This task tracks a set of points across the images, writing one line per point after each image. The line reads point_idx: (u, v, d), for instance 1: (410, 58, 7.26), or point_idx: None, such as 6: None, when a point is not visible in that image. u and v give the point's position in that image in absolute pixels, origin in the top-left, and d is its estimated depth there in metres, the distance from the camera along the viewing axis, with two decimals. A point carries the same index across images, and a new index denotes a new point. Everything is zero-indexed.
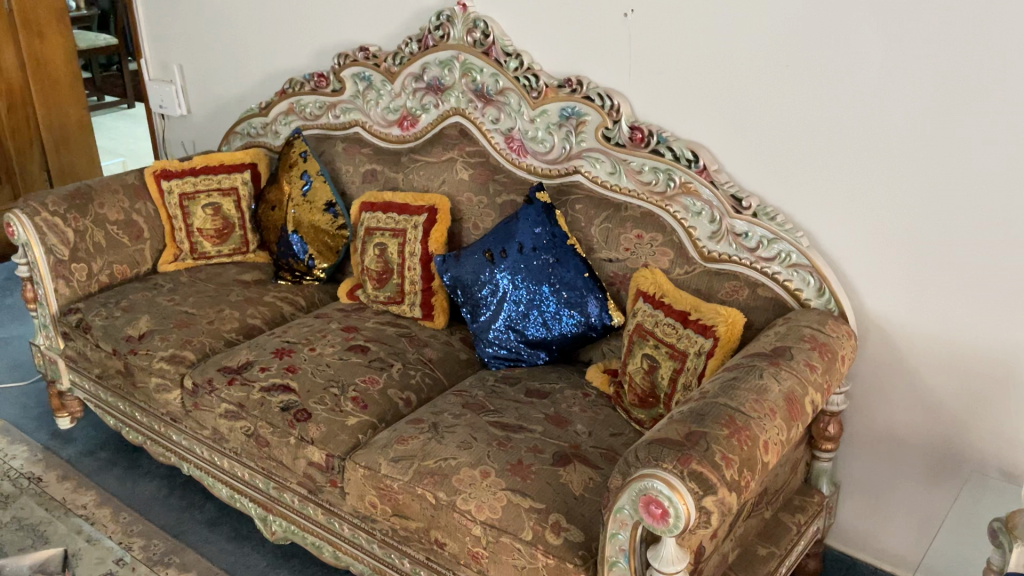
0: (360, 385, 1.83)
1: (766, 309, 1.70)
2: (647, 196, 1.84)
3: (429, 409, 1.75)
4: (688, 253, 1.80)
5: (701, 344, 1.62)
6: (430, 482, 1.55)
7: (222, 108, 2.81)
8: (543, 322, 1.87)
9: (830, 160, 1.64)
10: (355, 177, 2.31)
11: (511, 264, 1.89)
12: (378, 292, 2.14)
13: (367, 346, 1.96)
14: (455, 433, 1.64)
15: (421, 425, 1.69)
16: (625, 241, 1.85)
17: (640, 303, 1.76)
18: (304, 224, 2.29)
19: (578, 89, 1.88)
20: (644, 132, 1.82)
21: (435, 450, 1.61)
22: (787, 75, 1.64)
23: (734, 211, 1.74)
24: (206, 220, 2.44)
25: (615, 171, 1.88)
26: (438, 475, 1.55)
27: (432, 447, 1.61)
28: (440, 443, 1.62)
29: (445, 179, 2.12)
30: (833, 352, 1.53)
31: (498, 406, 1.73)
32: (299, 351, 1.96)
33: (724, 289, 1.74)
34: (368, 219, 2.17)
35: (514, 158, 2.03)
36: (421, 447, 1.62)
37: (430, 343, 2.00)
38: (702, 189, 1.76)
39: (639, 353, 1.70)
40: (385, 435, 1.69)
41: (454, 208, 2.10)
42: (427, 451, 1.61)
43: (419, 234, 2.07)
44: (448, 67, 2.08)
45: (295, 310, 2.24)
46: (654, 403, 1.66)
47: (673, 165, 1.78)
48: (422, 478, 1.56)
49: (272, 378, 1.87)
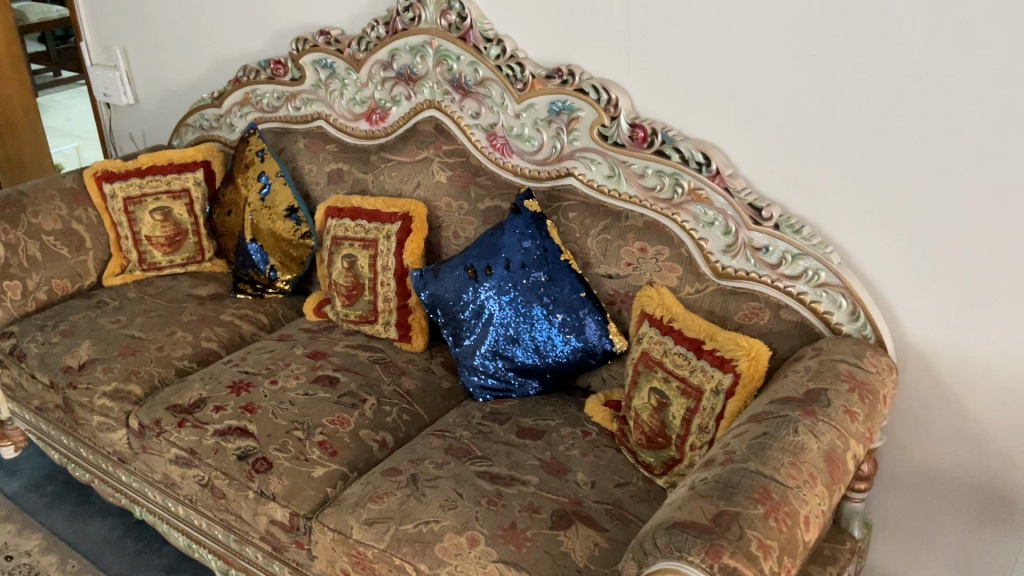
0: (327, 428, 1.60)
1: (791, 335, 1.48)
2: (650, 204, 1.61)
3: (408, 456, 1.53)
4: (699, 269, 1.57)
5: (720, 380, 1.42)
6: (408, 553, 1.32)
7: (174, 97, 2.54)
8: (535, 347, 1.65)
9: (867, 166, 1.41)
10: (320, 178, 2.06)
11: (498, 282, 1.66)
12: (347, 310, 1.91)
13: (336, 376, 1.73)
14: (437, 489, 1.42)
15: (398, 477, 1.47)
16: (626, 254, 1.62)
17: (645, 327, 1.56)
18: (264, 232, 2.05)
19: (570, 80, 1.64)
20: (646, 131, 1.58)
21: (414, 511, 1.38)
22: (815, 66, 1.40)
23: (754, 223, 1.51)
24: (155, 227, 2.19)
25: (614, 175, 1.64)
26: (419, 543, 1.33)
27: (412, 507, 1.39)
28: (421, 502, 1.40)
29: (420, 181, 1.88)
30: (874, 393, 1.31)
31: (486, 450, 1.52)
32: (259, 385, 1.72)
33: (741, 310, 1.52)
34: (336, 227, 1.94)
35: (498, 158, 1.79)
36: (400, 507, 1.40)
37: (407, 370, 1.78)
38: (714, 196, 1.53)
39: (647, 388, 1.51)
40: (357, 490, 1.47)
41: (431, 215, 1.87)
42: (407, 512, 1.38)
43: (392, 246, 1.84)
44: (419, 54, 1.83)
45: (257, 330, 2.01)
46: (664, 444, 1.46)
47: (681, 168, 1.55)
48: (401, 547, 1.33)
49: (227, 420, 1.64)
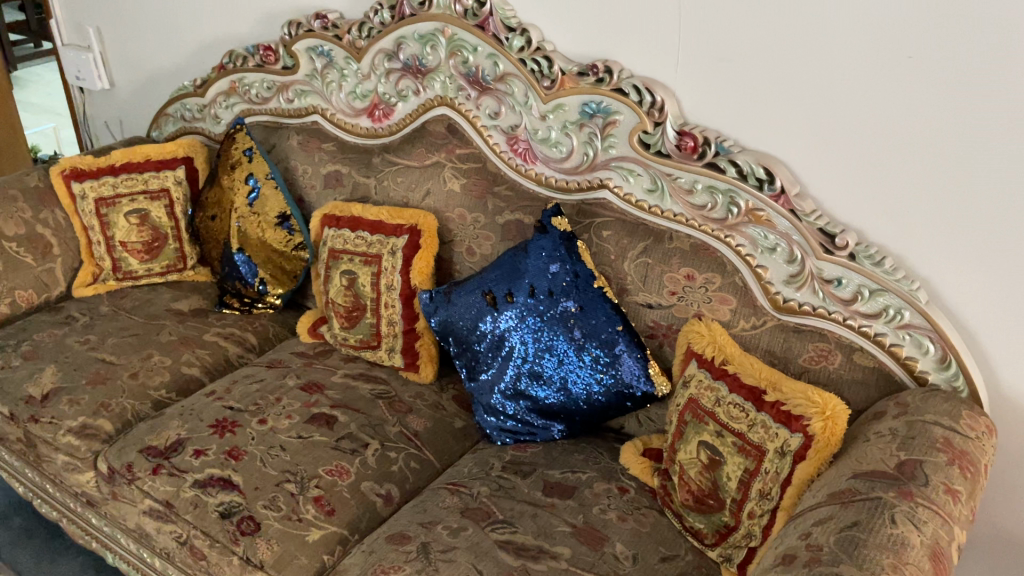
0: (323, 480, 1.39)
1: (865, 384, 1.27)
2: (699, 223, 1.39)
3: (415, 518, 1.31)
4: (755, 301, 1.36)
5: (786, 440, 1.20)
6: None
7: (153, 82, 2.30)
8: (562, 386, 1.44)
9: (965, 193, 1.18)
10: (316, 181, 1.83)
11: (521, 312, 1.44)
12: (346, 334, 1.69)
13: (334, 415, 1.52)
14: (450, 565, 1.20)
15: (406, 546, 1.25)
16: (670, 282, 1.40)
17: (693, 368, 1.35)
18: (252, 241, 1.82)
19: (606, 78, 1.41)
20: (696, 140, 1.35)
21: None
22: (908, 71, 1.16)
23: (826, 251, 1.29)
24: (131, 231, 1.96)
25: (656, 189, 1.42)
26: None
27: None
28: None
29: (430, 189, 1.65)
30: (975, 465, 1.10)
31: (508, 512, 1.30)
32: (245, 424, 1.51)
33: (806, 352, 1.31)
34: (333, 238, 1.72)
35: (519, 164, 1.57)
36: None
37: (415, 407, 1.56)
38: (776, 219, 1.31)
39: (696, 441, 1.30)
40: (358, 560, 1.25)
41: (442, 228, 1.64)
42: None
43: (398, 262, 1.62)
44: (430, 43, 1.59)
45: (245, 352, 1.79)
46: (717, 507, 1.25)
47: (737, 185, 1.32)
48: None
49: (208, 468, 1.43)
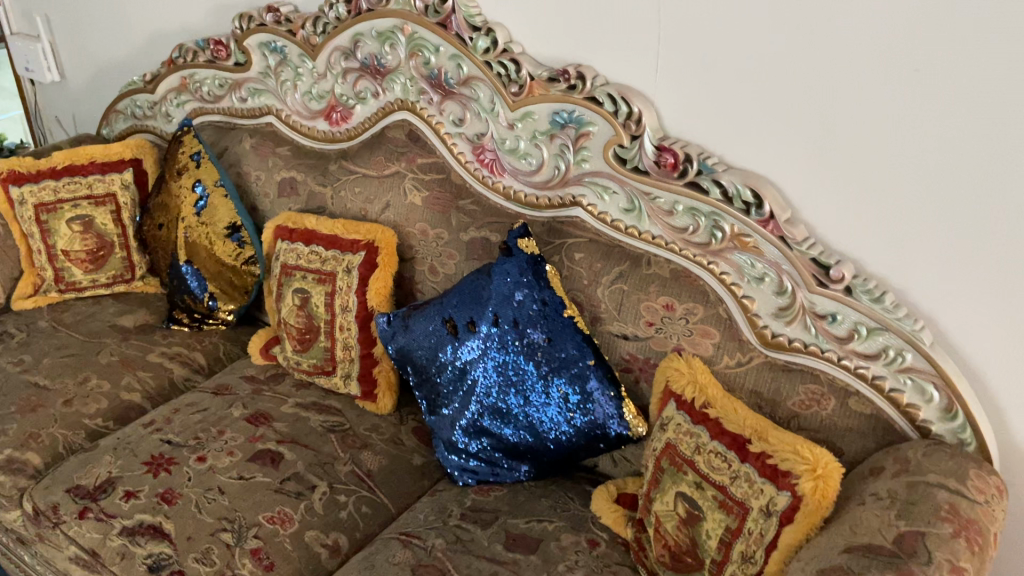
0: (263, 529, 1.26)
1: (861, 433, 1.14)
2: (679, 247, 1.25)
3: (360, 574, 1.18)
4: (741, 336, 1.22)
5: (772, 498, 1.07)
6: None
7: (105, 75, 2.16)
8: (528, 425, 1.31)
9: (977, 223, 1.04)
10: (269, 188, 1.69)
11: (484, 343, 1.30)
12: (299, 358, 1.56)
13: (279, 453, 1.39)
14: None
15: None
16: (647, 312, 1.26)
17: (671, 409, 1.22)
18: (200, 254, 1.69)
19: (578, 85, 1.27)
20: (677, 157, 1.21)
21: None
22: (914, 85, 1.02)
23: (819, 283, 1.15)
24: (73, 239, 1.82)
25: (633, 209, 1.28)
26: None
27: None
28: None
29: (389, 201, 1.51)
30: (984, 536, 0.96)
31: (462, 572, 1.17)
32: (182, 462, 1.38)
33: (796, 395, 1.17)
34: (286, 252, 1.58)
35: (485, 176, 1.43)
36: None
37: (370, 441, 1.43)
38: (764, 246, 1.17)
39: (673, 492, 1.18)
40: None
41: (402, 244, 1.51)
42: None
43: (353, 282, 1.48)
44: (389, 42, 1.45)
45: (192, 374, 1.67)
46: (696, 566, 1.13)
47: (721, 208, 1.19)
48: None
49: (138, 514, 1.30)
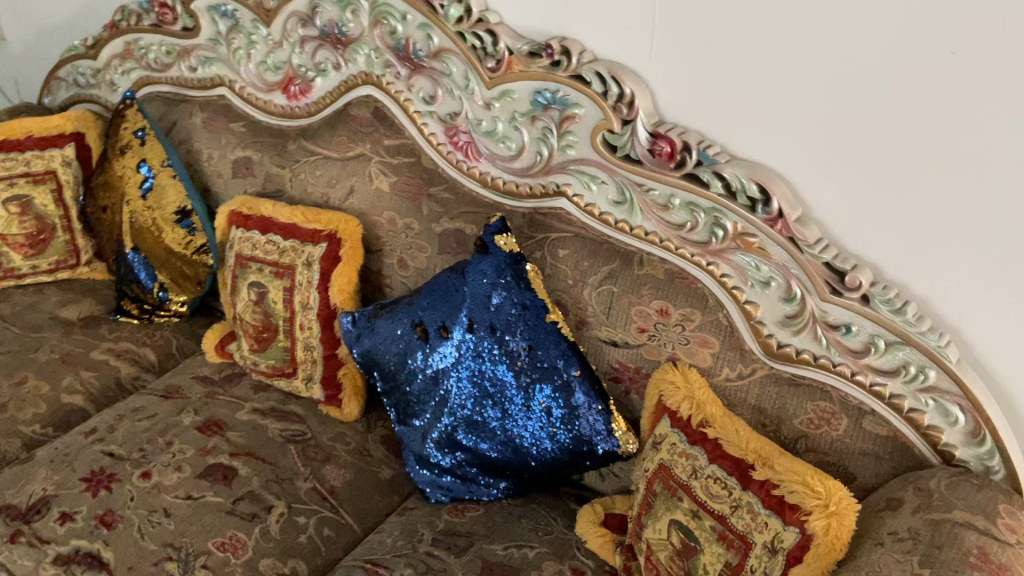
0: (213, 558, 1.14)
1: (877, 458, 1.03)
2: (675, 245, 1.12)
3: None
4: (743, 345, 1.10)
5: (778, 533, 0.96)
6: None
7: (45, 38, 1.98)
8: (507, 440, 1.19)
9: (1013, 231, 0.91)
10: (223, 168, 1.54)
11: (457, 349, 1.18)
12: (256, 358, 1.43)
13: (233, 468, 1.27)
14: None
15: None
16: (639, 317, 1.14)
17: (664, 425, 1.11)
18: (147, 241, 1.54)
19: (562, 61, 1.12)
20: (674, 145, 1.07)
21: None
22: (949, 70, 0.88)
23: (832, 291, 1.02)
24: (10, 222, 1.65)
25: (624, 201, 1.15)
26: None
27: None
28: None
29: (353, 187, 1.37)
30: None
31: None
32: (125, 479, 1.25)
33: (803, 413, 1.06)
34: (240, 241, 1.43)
35: (460, 160, 1.28)
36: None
37: (334, 454, 1.32)
38: (770, 247, 1.04)
39: (666, 519, 1.06)
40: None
41: (368, 235, 1.37)
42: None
43: (314, 277, 1.34)
44: (350, 8, 1.29)
45: (141, 373, 1.54)
46: None
47: (723, 203, 1.05)
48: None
49: (74, 540, 1.16)
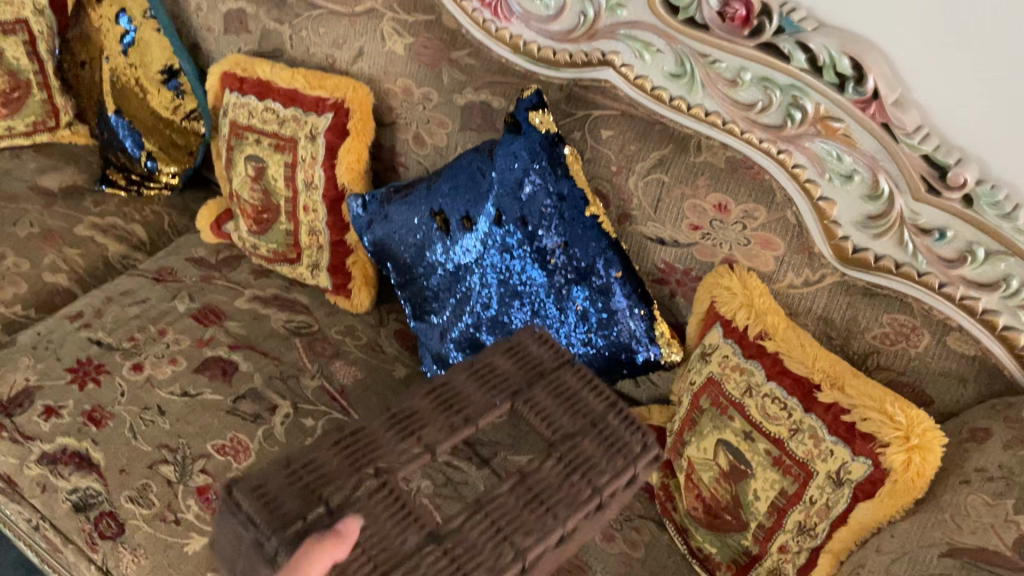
0: (213, 462, 1.04)
1: (961, 380, 0.91)
2: (740, 128, 0.96)
3: (404, 469, 0.64)
4: (812, 248, 0.96)
5: (844, 463, 0.85)
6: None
7: None
8: None
9: None
10: (215, 23, 1.36)
11: (482, 243, 1.04)
12: (257, 240, 1.30)
13: (233, 363, 1.16)
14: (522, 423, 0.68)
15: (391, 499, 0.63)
16: (693, 213, 1.00)
17: (716, 334, 0.99)
18: (131, 104, 1.39)
19: None
20: (750, 7, 0.88)
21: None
22: None
23: (928, 188, 0.86)
24: None
25: (683, 75, 0.97)
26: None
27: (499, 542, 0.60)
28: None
29: (363, 48, 1.20)
30: None
31: (553, 495, 0.63)
32: (114, 371, 1.14)
33: (877, 327, 0.94)
34: (235, 107, 1.26)
35: (487, 20, 1.08)
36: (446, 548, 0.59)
37: (343, 349, 1.22)
38: (857, 133, 0.88)
39: (713, 438, 0.95)
40: (337, 474, 0.63)
41: (379, 106, 1.21)
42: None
43: (320, 152, 1.19)
44: None
45: (131, 251, 1.41)
46: (735, 527, 0.93)
47: (805, 79, 0.88)
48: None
49: (60, 438, 1.06)
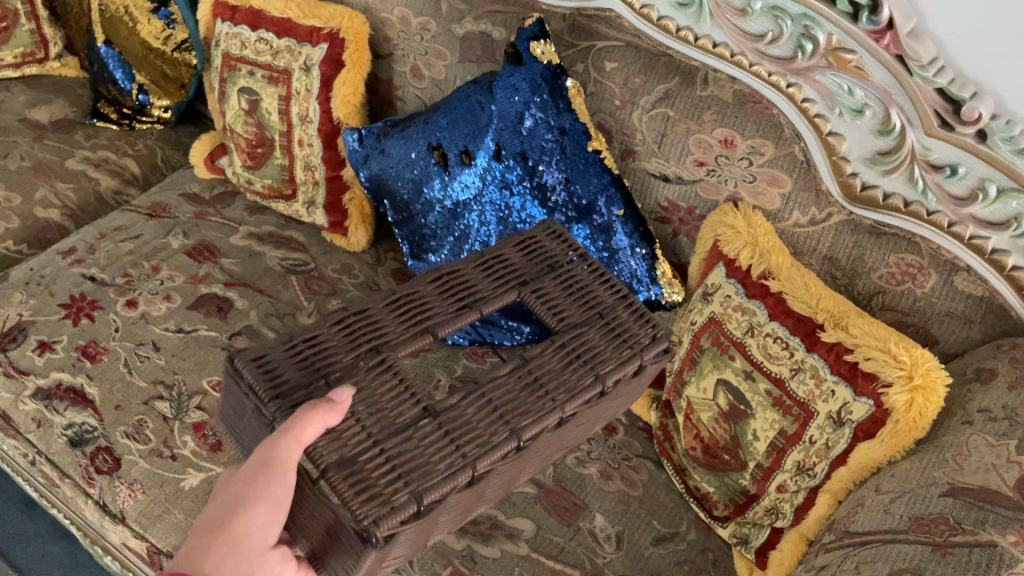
0: (209, 399, 1.04)
1: (966, 321, 0.89)
2: (748, 60, 0.91)
3: (404, 350, 0.77)
4: (819, 185, 0.93)
5: (846, 404, 0.84)
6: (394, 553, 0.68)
7: None
8: None
9: None
10: None
11: (481, 179, 1.02)
12: (251, 175, 1.27)
13: (228, 300, 1.15)
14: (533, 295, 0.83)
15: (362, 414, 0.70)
16: (698, 149, 0.98)
17: (718, 273, 0.98)
18: (121, 34, 1.35)
19: None
20: None
21: (427, 472, 0.67)
22: None
23: (941, 123, 0.83)
24: None
25: (690, 3, 0.92)
26: (470, 500, 0.73)
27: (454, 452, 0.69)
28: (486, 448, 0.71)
29: None
30: None
31: (547, 383, 0.77)
32: (108, 306, 1.13)
33: (883, 267, 0.92)
34: (227, 37, 1.21)
35: None
36: (440, 423, 0.71)
37: (340, 287, 1.20)
38: (869, 65, 0.85)
39: (713, 378, 0.94)
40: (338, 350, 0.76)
41: (376, 36, 1.18)
42: (449, 491, 0.67)
43: (314, 84, 1.16)
44: None
45: (124, 186, 1.38)
46: (734, 466, 0.93)
47: (818, 7, 0.84)
48: (456, 454, 0.69)
49: (55, 373, 1.05)
